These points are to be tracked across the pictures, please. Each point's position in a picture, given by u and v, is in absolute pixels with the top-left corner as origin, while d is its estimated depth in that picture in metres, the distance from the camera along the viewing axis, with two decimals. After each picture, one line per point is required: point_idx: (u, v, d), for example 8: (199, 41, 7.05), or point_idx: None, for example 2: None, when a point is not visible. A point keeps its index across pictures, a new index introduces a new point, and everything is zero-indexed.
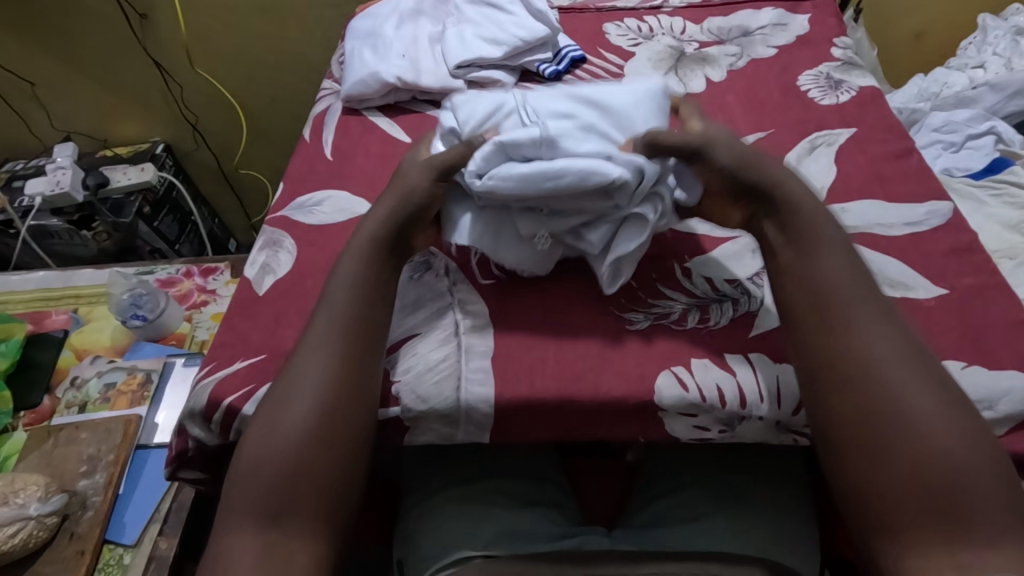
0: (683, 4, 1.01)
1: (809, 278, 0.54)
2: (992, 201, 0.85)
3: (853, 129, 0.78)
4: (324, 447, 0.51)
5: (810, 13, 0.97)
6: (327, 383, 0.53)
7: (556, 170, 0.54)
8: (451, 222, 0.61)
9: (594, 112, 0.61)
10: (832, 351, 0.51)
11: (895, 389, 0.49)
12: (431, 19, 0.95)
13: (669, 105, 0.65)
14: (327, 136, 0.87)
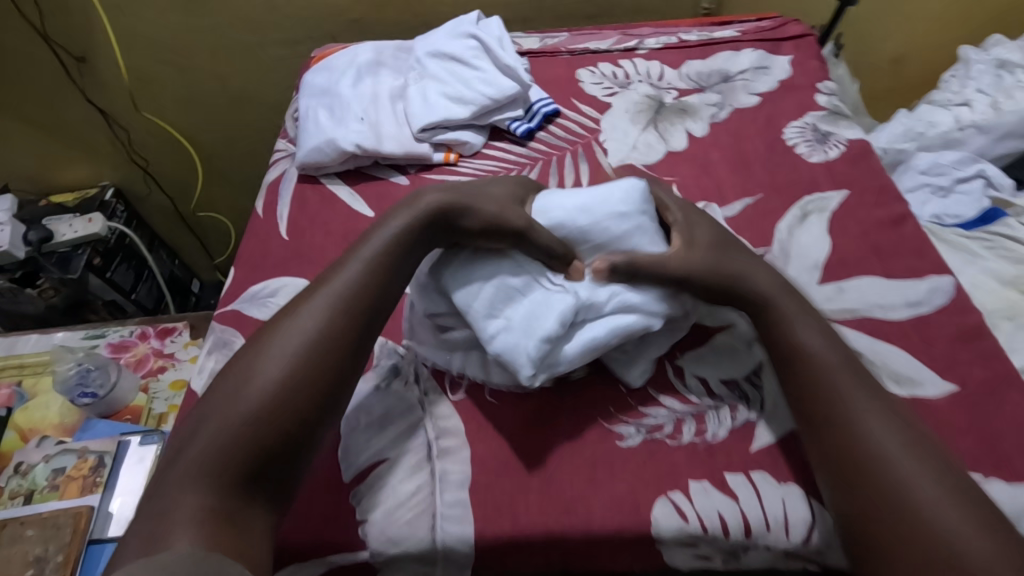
0: (659, 46, 0.96)
1: (806, 372, 0.51)
2: (986, 254, 0.82)
3: (844, 191, 0.74)
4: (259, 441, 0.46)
5: (791, 55, 0.93)
6: (300, 360, 0.49)
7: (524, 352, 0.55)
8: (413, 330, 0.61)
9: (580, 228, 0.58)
10: (834, 441, 0.48)
11: (913, 496, 0.44)
12: (392, 71, 0.88)
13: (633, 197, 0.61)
14: (282, 209, 0.79)
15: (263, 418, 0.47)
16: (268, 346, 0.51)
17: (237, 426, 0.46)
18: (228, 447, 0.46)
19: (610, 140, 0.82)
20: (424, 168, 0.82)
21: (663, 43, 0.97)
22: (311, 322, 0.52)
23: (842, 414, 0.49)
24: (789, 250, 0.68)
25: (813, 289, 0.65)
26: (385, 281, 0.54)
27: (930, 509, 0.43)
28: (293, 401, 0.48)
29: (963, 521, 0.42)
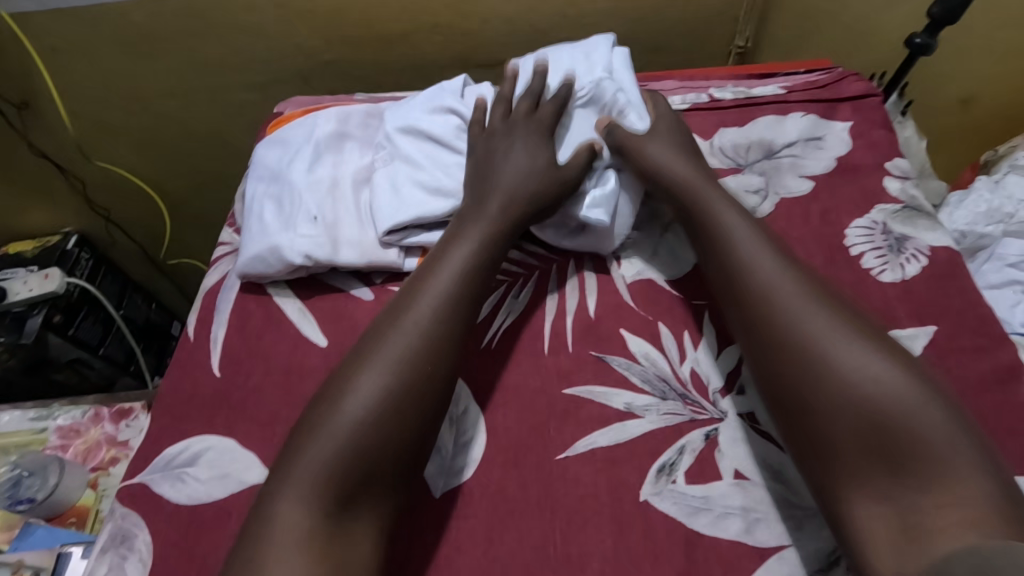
0: (686, 106, 0.79)
1: (717, 238, 0.55)
2: None
3: (931, 329, 0.57)
4: (367, 442, 0.46)
5: (851, 120, 0.75)
6: (401, 366, 0.49)
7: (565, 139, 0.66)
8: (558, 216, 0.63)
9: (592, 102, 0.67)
10: (753, 308, 0.51)
11: (826, 352, 0.46)
12: (358, 146, 0.72)
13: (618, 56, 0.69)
14: (217, 331, 0.65)
15: (384, 424, 0.47)
16: (383, 338, 0.51)
17: (357, 433, 0.46)
18: (346, 448, 0.46)
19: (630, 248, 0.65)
20: (393, 277, 0.66)
21: (690, 101, 0.79)
22: (421, 317, 0.52)
23: (745, 270, 0.52)
24: None
25: None
26: (476, 280, 0.55)
27: (833, 352, 0.46)
28: (405, 396, 0.48)
29: (862, 359, 0.45)
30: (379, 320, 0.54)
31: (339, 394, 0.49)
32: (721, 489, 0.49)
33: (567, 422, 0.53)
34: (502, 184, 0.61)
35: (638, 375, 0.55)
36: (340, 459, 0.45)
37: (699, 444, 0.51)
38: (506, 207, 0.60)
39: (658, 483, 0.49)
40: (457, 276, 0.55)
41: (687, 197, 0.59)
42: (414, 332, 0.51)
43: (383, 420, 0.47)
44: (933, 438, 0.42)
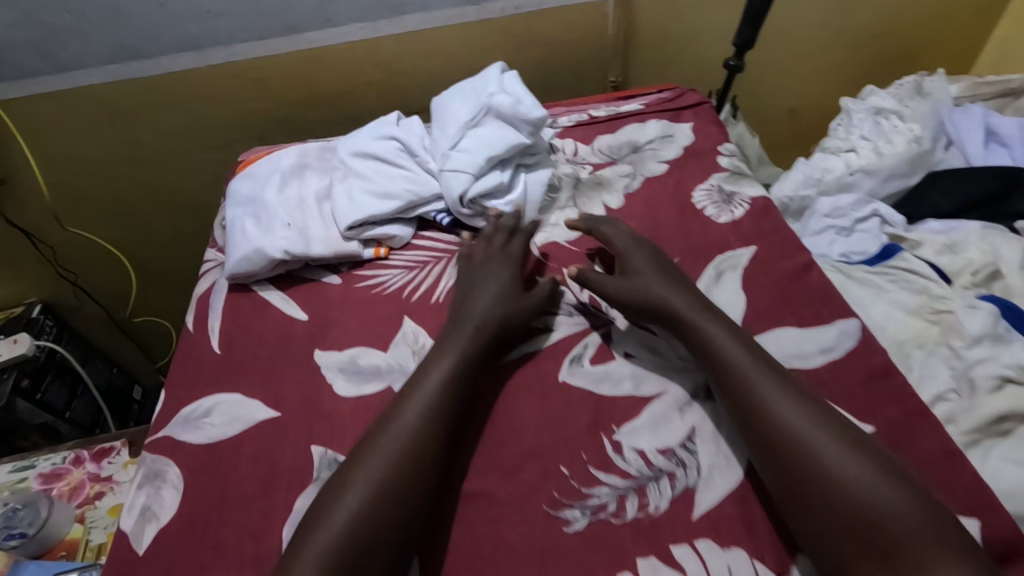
0: (572, 123, 1.03)
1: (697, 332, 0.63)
2: (891, 287, 0.87)
3: (753, 248, 0.79)
4: (364, 529, 0.53)
5: (691, 121, 1.01)
6: (399, 457, 0.56)
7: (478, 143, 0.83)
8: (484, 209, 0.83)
9: (495, 111, 0.84)
10: (742, 404, 0.57)
11: (805, 446, 0.53)
12: (317, 173, 0.90)
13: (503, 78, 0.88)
14: (214, 322, 0.79)
15: (388, 506, 0.54)
16: (381, 436, 0.58)
17: (362, 515, 0.53)
18: (355, 531, 0.52)
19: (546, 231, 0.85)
20: (356, 265, 0.83)
21: (575, 120, 1.04)
22: (413, 410, 0.60)
23: (742, 392, 0.57)
24: None
25: None
26: (463, 375, 0.63)
27: (826, 468, 0.52)
28: (406, 484, 0.55)
29: (835, 458, 0.52)
30: (377, 421, 0.60)
31: (355, 492, 0.55)
32: (616, 365, 0.67)
33: (502, 340, 0.71)
34: (483, 299, 0.70)
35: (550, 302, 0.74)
36: (347, 537, 0.52)
37: (598, 340, 0.70)
38: (480, 326, 0.67)
39: (571, 368, 0.67)
40: (447, 376, 0.62)
41: (686, 321, 0.64)
42: (410, 424, 0.58)
43: (383, 503, 0.54)
44: (905, 532, 0.48)
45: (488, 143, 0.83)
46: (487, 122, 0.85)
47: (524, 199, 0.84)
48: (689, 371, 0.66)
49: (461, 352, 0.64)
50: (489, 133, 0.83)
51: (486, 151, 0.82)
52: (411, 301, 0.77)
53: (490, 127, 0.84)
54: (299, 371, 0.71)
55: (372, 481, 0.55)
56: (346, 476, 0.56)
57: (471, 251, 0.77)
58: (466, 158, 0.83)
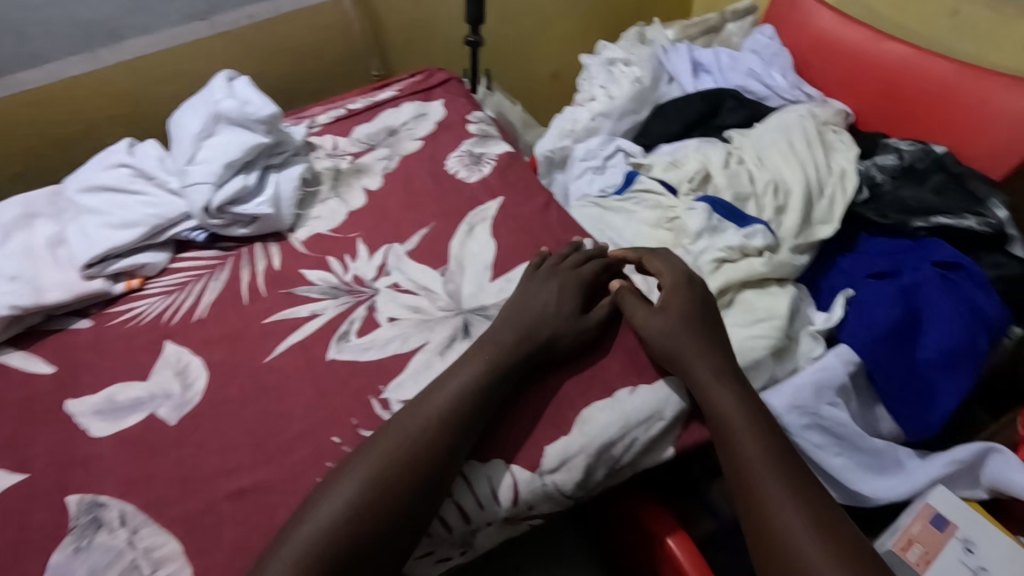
0: (329, 120, 1.05)
1: (710, 400, 0.59)
2: (638, 208, 0.99)
3: (500, 198, 0.85)
4: (329, 554, 0.49)
5: (442, 98, 1.07)
6: (408, 469, 0.53)
7: (214, 150, 0.82)
8: (236, 214, 0.81)
9: (226, 116, 0.84)
10: (736, 444, 0.57)
11: (773, 491, 0.54)
12: (47, 219, 0.83)
13: (233, 84, 0.88)
14: None
15: (375, 514, 0.51)
16: (394, 442, 0.55)
17: (326, 538, 0.50)
18: (326, 543, 0.50)
19: (310, 224, 0.86)
20: (108, 303, 0.78)
21: (333, 116, 1.06)
22: (428, 419, 0.56)
23: (739, 434, 0.57)
24: (464, 261, 0.77)
25: (485, 287, 0.73)
26: (480, 403, 0.57)
27: (785, 519, 0.53)
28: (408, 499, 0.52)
29: (796, 516, 0.52)
30: (408, 429, 0.56)
31: (344, 510, 0.51)
32: (380, 332, 0.70)
33: (269, 338, 0.71)
34: (545, 299, 0.64)
35: (317, 291, 0.76)
36: (311, 558, 0.49)
37: (363, 313, 0.73)
38: (518, 338, 0.62)
39: (339, 344, 0.69)
40: (461, 391, 0.57)
41: (700, 376, 0.60)
42: (427, 434, 0.55)
43: (355, 523, 0.51)
44: None
45: (223, 148, 0.82)
46: (220, 127, 0.84)
47: (277, 196, 0.84)
48: (448, 317, 0.71)
49: (489, 367, 0.59)
50: (224, 139, 0.83)
51: (222, 155, 0.81)
52: (172, 325, 0.74)
53: (224, 133, 0.84)
54: (47, 425, 0.66)
55: (360, 498, 0.52)
56: (336, 494, 0.52)
57: (530, 276, 0.68)
58: (204, 168, 0.81)
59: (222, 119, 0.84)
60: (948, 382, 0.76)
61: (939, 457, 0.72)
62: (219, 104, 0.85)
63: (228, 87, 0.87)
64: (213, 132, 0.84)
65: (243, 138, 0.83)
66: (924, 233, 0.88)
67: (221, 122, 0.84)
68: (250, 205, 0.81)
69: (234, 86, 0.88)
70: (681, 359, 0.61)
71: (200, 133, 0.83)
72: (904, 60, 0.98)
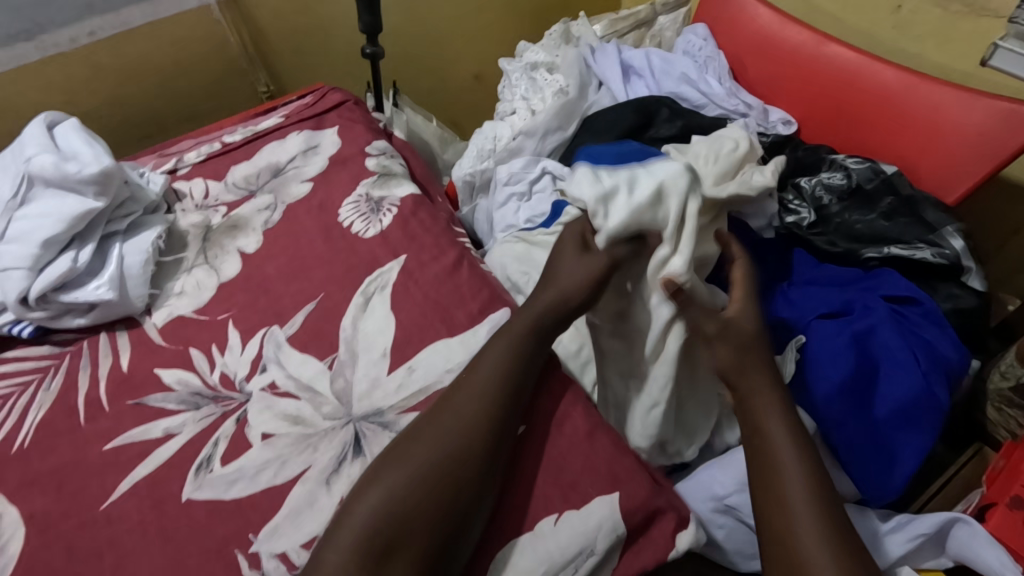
0: (200, 158, 0.88)
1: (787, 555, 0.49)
2: None
3: (402, 258, 0.72)
4: (432, 496, 0.47)
5: (336, 125, 0.92)
6: (494, 399, 0.53)
7: (30, 225, 0.65)
8: (67, 304, 0.65)
9: (43, 178, 0.67)
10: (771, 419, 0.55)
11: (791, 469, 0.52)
12: None
13: (59, 133, 0.71)
14: None
15: (425, 512, 0.47)
16: (472, 377, 0.54)
17: (417, 484, 0.48)
18: (417, 494, 0.48)
19: (171, 304, 0.70)
20: None
21: (204, 153, 0.89)
22: (499, 356, 0.55)
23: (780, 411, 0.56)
24: (357, 348, 0.64)
25: (381, 382, 0.61)
26: (540, 341, 0.57)
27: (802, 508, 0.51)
28: (463, 482, 0.48)
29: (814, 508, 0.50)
30: (495, 358, 0.55)
31: (440, 451, 0.49)
32: (250, 456, 0.57)
33: (108, 473, 0.57)
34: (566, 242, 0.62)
35: (174, 399, 0.62)
36: (414, 497, 0.47)
37: (231, 430, 0.59)
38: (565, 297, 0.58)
39: (197, 478, 0.55)
40: (530, 326, 0.57)
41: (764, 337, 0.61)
42: (473, 419, 0.51)
43: (453, 460, 0.49)
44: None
45: (41, 222, 0.65)
46: (39, 192, 0.67)
47: (122, 274, 0.68)
48: (335, 430, 0.58)
49: (519, 351, 0.56)
50: (42, 209, 0.66)
51: (39, 231, 0.65)
52: None
53: (44, 200, 0.67)
54: None
55: (453, 439, 0.50)
56: (427, 436, 0.51)
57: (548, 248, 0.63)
58: (17, 249, 0.64)
59: (38, 183, 0.67)
60: (907, 441, 0.70)
61: (902, 531, 0.65)
62: (33, 161, 0.67)
63: (49, 136, 0.70)
64: (30, 198, 0.67)
65: (69, 206, 0.66)
66: (874, 263, 0.81)
67: (39, 185, 0.67)
68: (86, 291, 0.66)
69: (60, 133, 0.71)
70: (782, 511, 0.51)
71: (11, 202, 0.66)
72: (847, 68, 0.90)
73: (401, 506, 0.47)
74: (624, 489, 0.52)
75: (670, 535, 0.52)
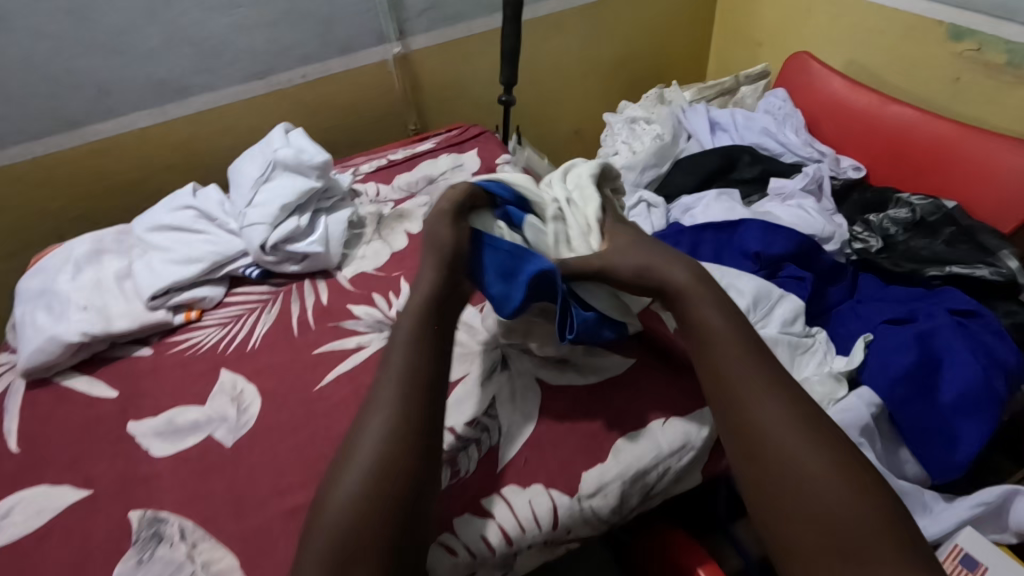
0: (372, 169, 1.13)
1: (744, 421, 0.58)
2: None
3: None
4: (372, 503, 0.51)
5: (477, 150, 1.15)
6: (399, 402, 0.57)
7: (273, 194, 0.89)
8: (290, 254, 0.88)
9: (284, 164, 0.92)
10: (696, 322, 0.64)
11: (729, 368, 0.60)
12: (116, 256, 0.90)
13: (292, 136, 0.97)
14: (9, 423, 0.74)
15: (362, 539, 0.50)
16: (378, 391, 0.59)
17: (360, 492, 0.52)
18: (358, 502, 0.52)
19: (359, 263, 0.92)
20: (167, 333, 0.84)
21: (375, 165, 1.14)
22: (399, 361, 0.60)
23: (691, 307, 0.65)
24: None
25: None
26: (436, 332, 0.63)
27: (744, 402, 0.58)
28: (386, 511, 0.51)
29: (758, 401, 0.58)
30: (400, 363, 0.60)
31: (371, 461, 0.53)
32: None
33: (318, 368, 0.76)
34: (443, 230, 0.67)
35: (363, 324, 0.81)
36: (359, 506, 0.51)
37: None
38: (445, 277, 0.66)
39: None
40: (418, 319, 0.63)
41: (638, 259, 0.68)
42: (375, 448, 0.54)
43: (389, 469, 0.53)
44: (792, 453, 0.54)
45: (281, 193, 0.89)
46: (279, 175, 0.92)
47: (328, 237, 0.90)
48: (487, 351, 0.73)
49: (417, 345, 0.61)
50: (282, 184, 0.90)
51: (279, 199, 0.89)
52: (228, 354, 0.80)
53: (282, 178, 0.91)
54: (113, 447, 0.70)
55: (379, 443, 0.54)
56: (355, 438, 0.56)
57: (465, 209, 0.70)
58: (261, 210, 0.88)
59: (280, 167, 0.92)
60: (970, 425, 0.78)
61: (965, 499, 0.74)
62: (278, 152, 0.93)
63: (286, 138, 0.96)
64: (273, 177, 0.92)
65: (299, 183, 0.90)
66: (937, 281, 0.93)
67: (280, 168, 0.92)
68: (303, 245, 0.88)
69: (293, 136, 0.97)
70: (733, 387, 0.59)
71: (260, 178, 0.91)
72: (907, 123, 1.06)
73: (345, 502, 0.51)
74: None
75: None
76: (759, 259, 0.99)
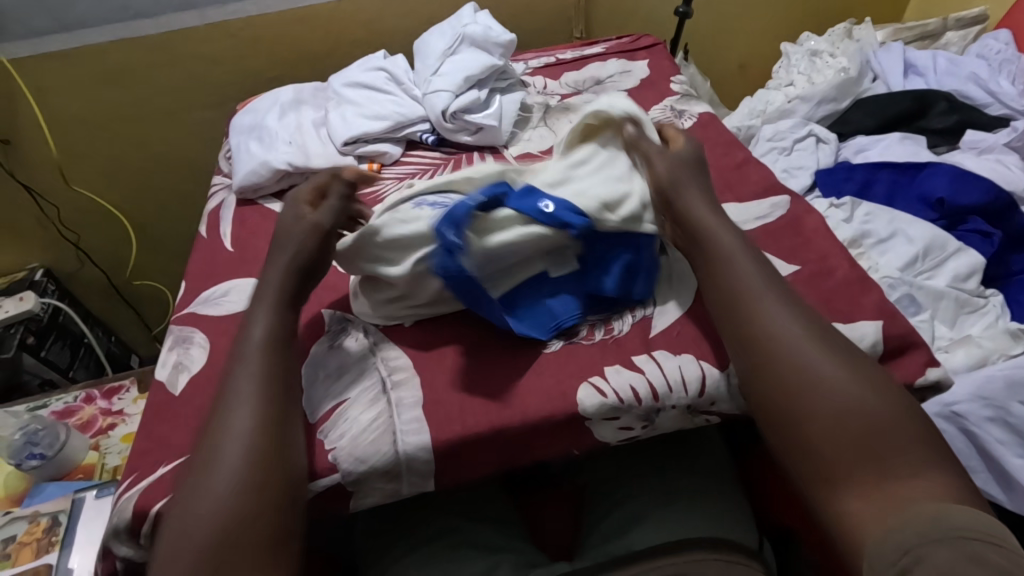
0: (541, 64, 1.15)
1: (754, 331, 0.56)
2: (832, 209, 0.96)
3: (701, 149, 0.89)
4: (240, 503, 0.49)
5: (647, 59, 1.13)
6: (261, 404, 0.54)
7: (458, 66, 0.95)
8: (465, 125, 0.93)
9: (472, 39, 0.97)
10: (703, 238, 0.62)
11: (738, 276, 0.59)
12: (313, 107, 1.00)
13: (480, 16, 1.02)
14: (224, 228, 0.87)
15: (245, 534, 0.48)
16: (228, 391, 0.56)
17: (232, 489, 0.50)
18: (228, 499, 0.50)
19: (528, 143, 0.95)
20: None
21: (543, 62, 1.15)
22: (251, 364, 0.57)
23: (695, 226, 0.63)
24: None
25: None
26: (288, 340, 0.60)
27: (751, 309, 0.57)
28: (270, 504, 0.50)
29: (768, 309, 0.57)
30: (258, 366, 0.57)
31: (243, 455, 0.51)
32: None
33: None
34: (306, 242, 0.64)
35: None
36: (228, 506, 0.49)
37: None
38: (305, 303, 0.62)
39: None
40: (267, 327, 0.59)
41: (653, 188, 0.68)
42: (243, 444, 0.52)
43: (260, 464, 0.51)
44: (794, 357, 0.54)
45: (466, 67, 0.94)
46: (465, 49, 0.97)
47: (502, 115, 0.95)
48: None
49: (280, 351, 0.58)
50: (468, 58, 0.95)
51: (464, 71, 0.94)
52: None
53: (469, 53, 0.96)
54: None
55: (245, 438, 0.52)
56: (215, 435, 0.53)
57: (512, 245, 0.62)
58: (445, 79, 0.93)
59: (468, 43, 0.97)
60: None
61: None
62: (468, 28, 0.98)
63: (474, 16, 1.00)
64: (459, 51, 0.97)
65: (483, 59, 0.95)
66: None
67: (467, 44, 0.97)
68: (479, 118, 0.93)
69: (480, 15, 1.01)
70: (737, 293, 0.58)
71: (447, 50, 0.97)
72: None
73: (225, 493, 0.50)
74: (887, 321, 0.65)
75: (922, 366, 0.64)
76: (941, 208, 0.93)
